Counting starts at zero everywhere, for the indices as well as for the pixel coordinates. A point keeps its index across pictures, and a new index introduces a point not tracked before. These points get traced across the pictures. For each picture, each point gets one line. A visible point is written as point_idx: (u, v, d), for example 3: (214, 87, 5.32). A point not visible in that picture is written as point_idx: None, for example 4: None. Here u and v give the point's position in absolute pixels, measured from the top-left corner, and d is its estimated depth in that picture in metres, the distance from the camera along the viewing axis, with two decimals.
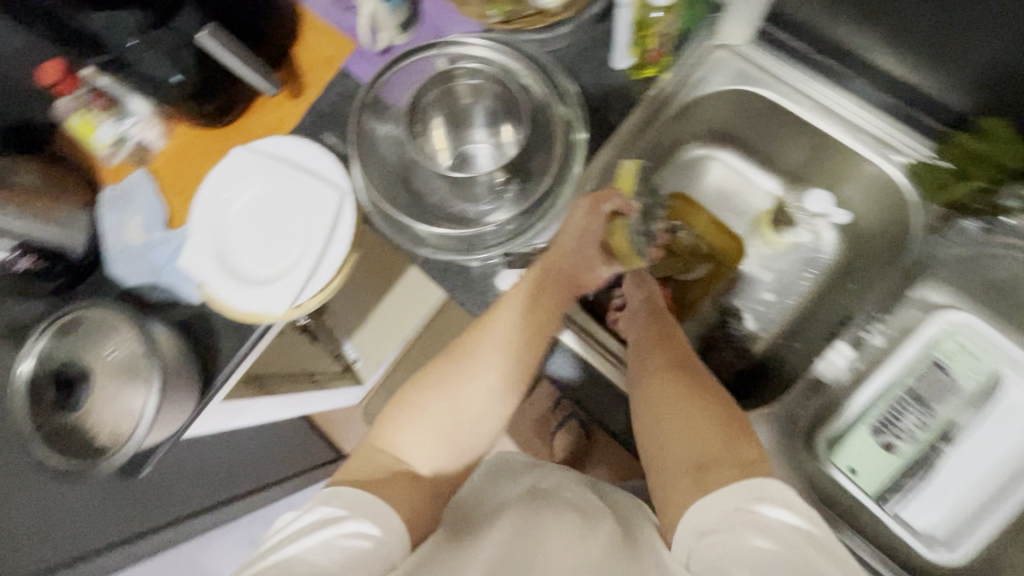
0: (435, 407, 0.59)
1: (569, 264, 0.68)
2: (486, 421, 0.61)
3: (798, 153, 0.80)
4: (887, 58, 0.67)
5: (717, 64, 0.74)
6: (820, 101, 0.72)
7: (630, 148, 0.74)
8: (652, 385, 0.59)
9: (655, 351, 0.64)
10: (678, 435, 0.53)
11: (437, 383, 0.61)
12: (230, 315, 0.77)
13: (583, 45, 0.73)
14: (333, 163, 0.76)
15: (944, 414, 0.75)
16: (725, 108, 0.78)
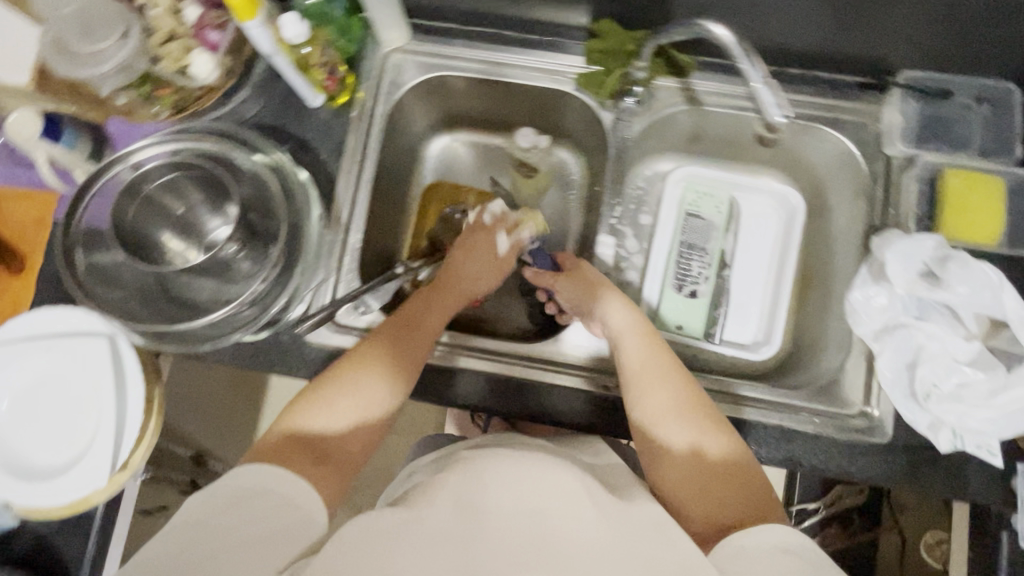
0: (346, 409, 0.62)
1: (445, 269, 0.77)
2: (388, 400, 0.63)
3: (504, 107, 0.89)
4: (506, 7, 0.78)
5: (391, 67, 0.82)
6: (490, 59, 0.82)
7: (362, 169, 0.79)
8: (665, 417, 0.60)
9: (660, 375, 0.63)
10: (697, 476, 0.56)
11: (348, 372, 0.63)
12: (51, 516, 0.69)
13: (275, 101, 0.78)
14: (81, 315, 0.71)
15: (714, 247, 0.90)
16: (424, 100, 0.87)
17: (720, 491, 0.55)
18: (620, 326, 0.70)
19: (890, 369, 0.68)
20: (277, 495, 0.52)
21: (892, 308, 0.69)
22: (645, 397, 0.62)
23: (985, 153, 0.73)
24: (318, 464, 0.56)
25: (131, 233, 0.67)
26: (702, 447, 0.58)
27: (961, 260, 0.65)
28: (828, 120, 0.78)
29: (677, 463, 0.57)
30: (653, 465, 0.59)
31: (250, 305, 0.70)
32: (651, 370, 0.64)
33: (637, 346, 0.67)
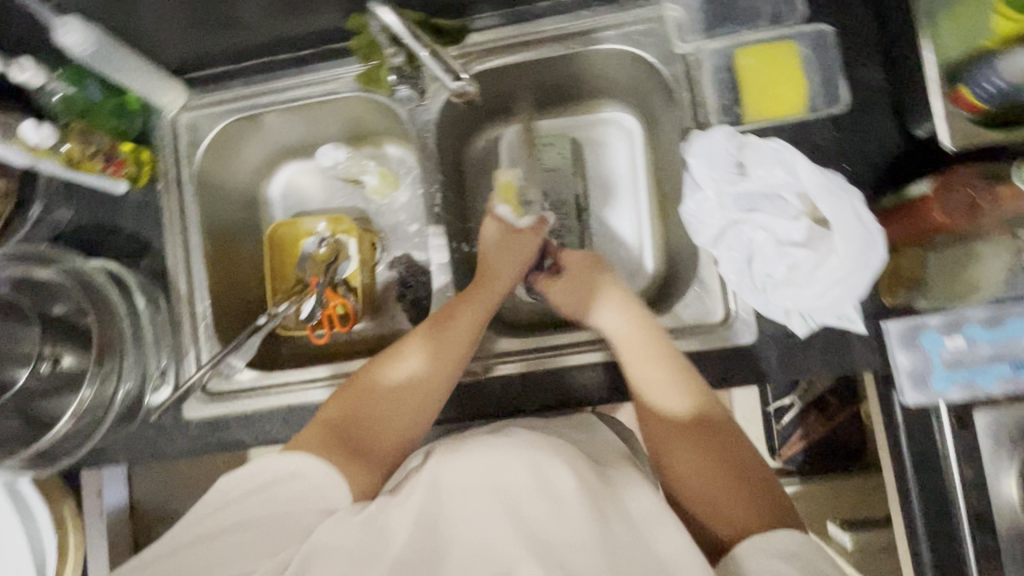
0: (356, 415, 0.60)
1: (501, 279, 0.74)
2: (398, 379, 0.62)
3: (317, 127, 0.87)
4: (261, 36, 0.76)
5: (183, 130, 0.80)
6: (278, 88, 0.80)
7: (190, 238, 0.79)
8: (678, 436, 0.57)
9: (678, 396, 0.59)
10: (707, 480, 0.54)
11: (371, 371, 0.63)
12: None
13: (84, 200, 0.78)
14: None
15: (568, 196, 0.88)
16: (235, 148, 0.85)
17: (730, 491, 0.53)
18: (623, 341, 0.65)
19: (732, 271, 0.66)
20: (310, 481, 0.52)
21: (719, 211, 0.68)
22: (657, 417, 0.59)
23: (776, 19, 0.70)
24: (351, 454, 0.56)
25: None
26: (715, 456, 0.55)
27: (753, 141, 0.64)
28: (614, 37, 0.75)
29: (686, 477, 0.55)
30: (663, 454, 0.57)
31: (91, 406, 0.67)
32: (671, 394, 0.59)
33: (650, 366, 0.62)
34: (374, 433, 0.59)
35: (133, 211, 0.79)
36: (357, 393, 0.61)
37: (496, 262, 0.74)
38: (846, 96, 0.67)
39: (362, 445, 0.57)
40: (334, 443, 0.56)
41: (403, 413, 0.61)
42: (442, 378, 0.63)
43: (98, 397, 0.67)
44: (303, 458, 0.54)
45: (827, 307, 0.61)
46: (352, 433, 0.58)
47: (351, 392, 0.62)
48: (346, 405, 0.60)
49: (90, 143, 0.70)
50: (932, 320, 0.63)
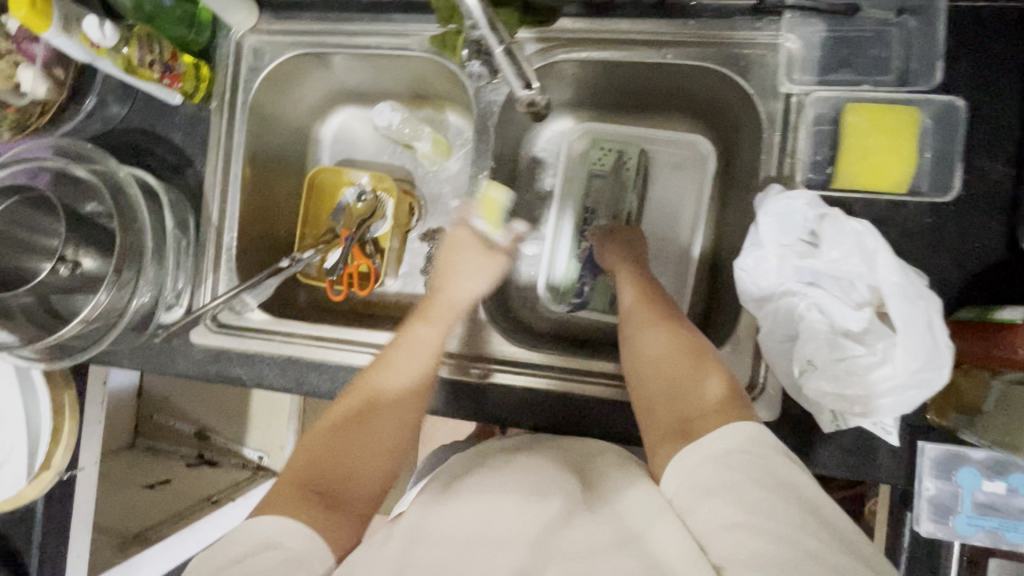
0: (322, 458, 0.56)
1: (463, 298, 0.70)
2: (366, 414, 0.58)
3: (381, 79, 0.84)
4: None
5: (248, 54, 0.78)
6: (351, 30, 0.76)
7: (232, 165, 0.78)
8: (651, 363, 0.58)
9: (659, 331, 0.61)
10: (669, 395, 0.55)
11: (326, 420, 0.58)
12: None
13: (140, 103, 0.78)
14: None
15: (620, 211, 0.83)
16: (295, 82, 0.83)
17: (692, 412, 0.53)
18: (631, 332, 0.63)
19: (773, 344, 0.61)
20: (289, 548, 0.48)
21: (775, 277, 0.61)
22: (638, 351, 0.60)
23: (904, 79, 0.62)
24: (326, 506, 0.52)
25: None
26: (684, 377, 0.56)
27: (835, 218, 0.56)
28: (717, 56, 0.67)
29: (651, 405, 0.56)
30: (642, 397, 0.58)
31: (108, 309, 0.66)
32: (653, 329, 0.61)
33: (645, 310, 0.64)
34: (346, 483, 0.55)
35: (184, 125, 0.78)
36: (326, 427, 0.58)
37: (458, 271, 0.72)
38: (956, 186, 0.59)
39: (337, 493, 0.54)
40: (313, 494, 0.53)
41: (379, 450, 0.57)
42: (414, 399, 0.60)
43: (112, 303, 0.65)
44: (283, 521, 0.50)
45: (865, 414, 0.56)
46: (323, 480, 0.54)
47: (320, 429, 0.58)
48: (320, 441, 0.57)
49: (151, 51, 0.67)
50: (975, 454, 0.58)
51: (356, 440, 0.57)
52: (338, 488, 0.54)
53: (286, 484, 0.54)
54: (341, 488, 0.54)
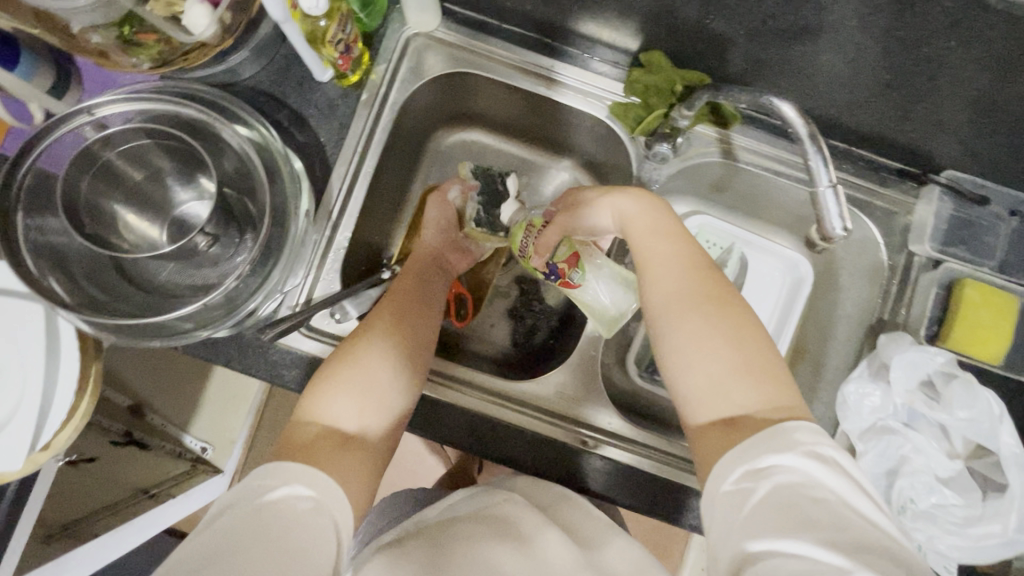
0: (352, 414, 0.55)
1: (429, 246, 0.78)
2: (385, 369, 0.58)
3: (526, 116, 0.82)
4: (544, 14, 0.70)
5: (413, 56, 0.74)
6: (529, 66, 0.75)
7: (362, 161, 0.72)
8: (718, 416, 0.50)
9: (721, 342, 0.52)
10: (712, 382, 0.51)
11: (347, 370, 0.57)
12: None
13: (279, 65, 0.70)
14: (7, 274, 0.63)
15: None
16: (441, 93, 0.79)
17: (748, 398, 0.49)
18: (686, 333, 0.53)
19: (870, 473, 0.66)
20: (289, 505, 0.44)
21: (883, 411, 0.67)
22: (692, 368, 0.52)
23: (1005, 267, 0.72)
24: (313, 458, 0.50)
25: (86, 210, 0.56)
26: (751, 408, 0.49)
27: (965, 382, 0.64)
28: (861, 201, 0.74)
29: (709, 445, 0.49)
30: (687, 374, 0.52)
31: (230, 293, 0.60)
32: (716, 335, 0.52)
33: (688, 303, 0.54)
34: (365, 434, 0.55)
35: (321, 104, 0.71)
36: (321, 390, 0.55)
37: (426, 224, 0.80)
38: None
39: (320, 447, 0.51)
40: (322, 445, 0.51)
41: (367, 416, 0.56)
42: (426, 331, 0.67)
43: (236, 288, 0.60)
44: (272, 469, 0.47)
45: (946, 555, 0.63)
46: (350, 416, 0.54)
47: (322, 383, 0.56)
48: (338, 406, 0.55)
49: (343, 30, 0.62)
50: None
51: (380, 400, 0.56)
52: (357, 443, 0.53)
53: (308, 433, 0.52)
54: (353, 453, 0.52)
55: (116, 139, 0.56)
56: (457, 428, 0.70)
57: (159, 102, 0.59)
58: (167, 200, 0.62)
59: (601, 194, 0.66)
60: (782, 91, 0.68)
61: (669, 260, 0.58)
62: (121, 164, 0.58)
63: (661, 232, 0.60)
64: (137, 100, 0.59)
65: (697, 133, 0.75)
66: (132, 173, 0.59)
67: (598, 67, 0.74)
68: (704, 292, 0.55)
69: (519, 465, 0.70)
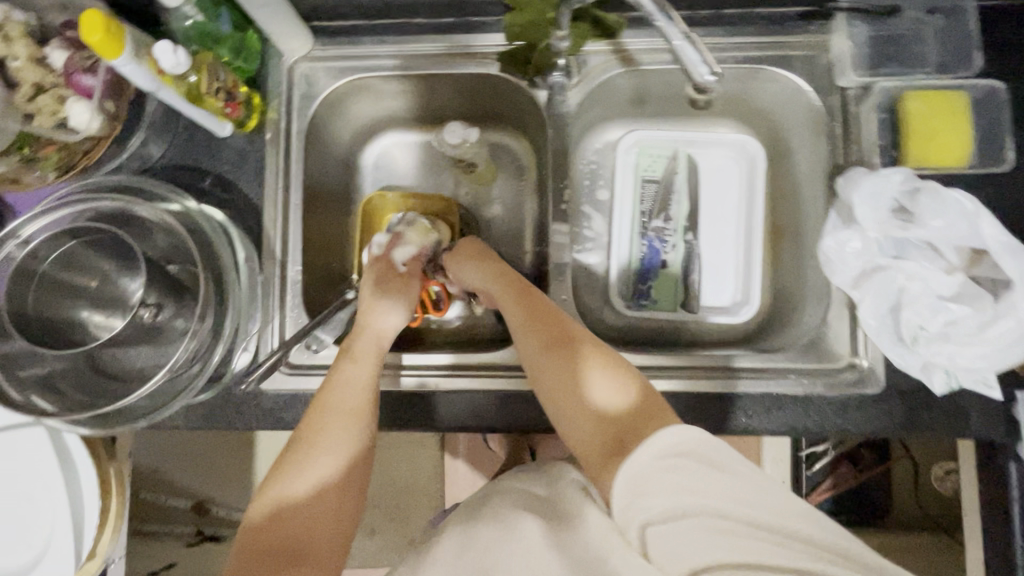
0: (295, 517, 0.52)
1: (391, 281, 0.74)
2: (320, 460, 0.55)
3: (432, 101, 0.83)
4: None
5: (299, 82, 0.75)
6: (410, 52, 0.75)
7: (287, 196, 0.73)
8: (597, 444, 0.53)
9: (615, 407, 0.54)
10: (596, 421, 0.54)
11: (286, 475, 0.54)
12: None
13: (183, 137, 0.72)
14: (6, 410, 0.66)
15: (678, 215, 0.85)
16: (342, 109, 0.80)
17: (633, 429, 0.52)
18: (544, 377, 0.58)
19: (874, 316, 0.64)
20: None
21: (866, 251, 0.65)
22: (568, 422, 0.55)
23: (945, 68, 0.68)
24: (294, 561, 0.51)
25: (43, 318, 0.60)
26: (627, 430, 0.52)
27: (930, 190, 0.62)
28: (775, 58, 0.72)
29: (600, 470, 0.52)
30: (571, 426, 0.55)
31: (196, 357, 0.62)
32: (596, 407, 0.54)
33: (564, 363, 0.57)
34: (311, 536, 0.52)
35: (232, 158, 0.73)
36: (291, 470, 0.54)
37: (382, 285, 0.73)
38: (1010, 157, 0.65)
39: (305, 551, 0.52)
40: (266, 552, 0.51)
41: (345, 486, 0.55)
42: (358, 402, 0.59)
43: (192, 355, 0.62)
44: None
45: (980, 372, 0.60)
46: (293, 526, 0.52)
47: (279, 475, 0.54)
48: (306, 490, 0.54)
49: (217, 78, 0.64)
50: None
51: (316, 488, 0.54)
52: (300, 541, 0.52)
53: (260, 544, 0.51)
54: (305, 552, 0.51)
55: (45, 251, 0.61)
56: (460, 412, 0.70)
57: (82, 204, 0.62)
58: (122, 293, 0.63)
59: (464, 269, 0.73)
60: None
61: (530, 309, 0.63)
62: (65, 269, 0.62)
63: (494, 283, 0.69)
64: (60, 209, 0.62)
65: (592, 50, 0.74)
66: (87, 280, 0.63)
67: (472, 30, 0.74)
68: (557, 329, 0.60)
69: (533, 428, 0.70)
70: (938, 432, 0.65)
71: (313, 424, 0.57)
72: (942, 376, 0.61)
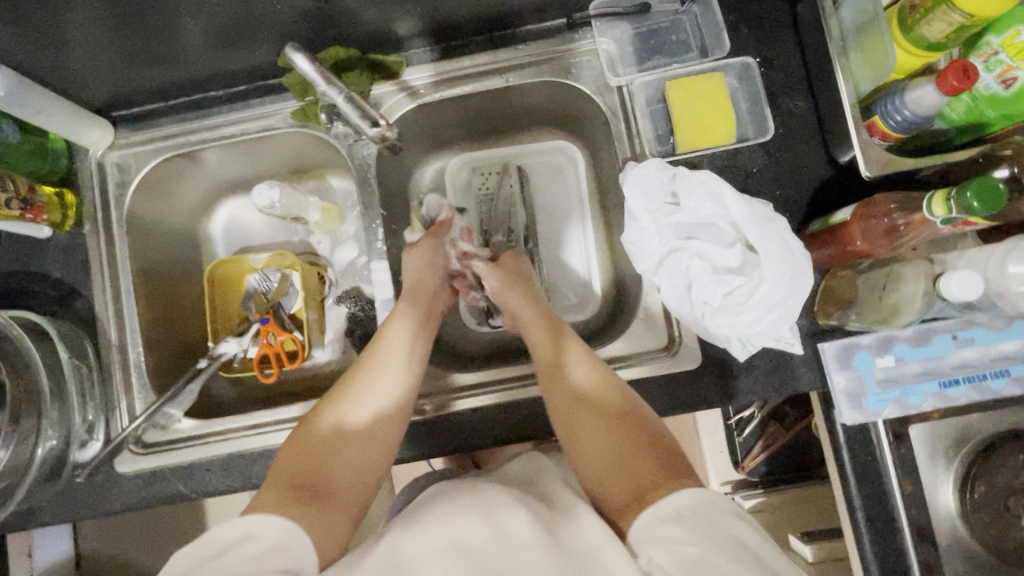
0: (320, 473, 0.58)
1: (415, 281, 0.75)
2: (362, 423, 0.62)
3: (257, 162, 0.86)
4: (185, 77, 0.74)
5: (110, 172, 0.77)
6: (212, 123, 0.78)
7: (116, 282, 0.76)
8: (616, 484, 0.56)
9: (636, 433, 0.59)
10: (615, 445, 0.58)
11: (328, 429, 0.61)
12: None
13: (7, 245, 0.75)
14: None
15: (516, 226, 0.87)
16: (167, 187, 0.82)
17: (651, 472, 0.56)
18: (579, 390, 0.63)
19: (672, 299, 0.67)
20: (267, 538, 0.50)
21: (654, 238, 0.68)
22: (591, 460, 0.58)
23: (703, 52, 0.72)
24: (318, 503, 0.55)
25: None
26: (651, 475, 0.56)
27: (683, 173, 0.65)
28: (550, 70, 0.75)
29: (618, 510, 0.54)
30: (588, 443, 0.59)
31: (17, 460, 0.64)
32: (621, 425, 0.60)
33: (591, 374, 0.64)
34: (335, 489, 0.58)
35: (56, 256, 0.75)
36: (344, 409, 0.62)
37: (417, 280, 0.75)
38: (772, 125, 0.69)
39: (328, 490, 0.57)
40: (297, 484, 0.56)
41: (373, 458, 0.61)
42: (398, 383, 0.65)
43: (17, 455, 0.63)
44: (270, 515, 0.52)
45: (767, 334, 0.62)
46: (318, 481, 0.57)
47: (330, 419, 0.62)
48: (343, 450, 0.60)
49: (4, 189, 0.67)
50: (864, 340, 0.65)
51: (344, 450, 0.60)
52: (313, 496, 0.56)
53: (297, 475, 0.57)
54: (321, 507, 0.55)
55: None
56: None
57: None
58: None
59: (507, 284, 0.75)
60: (410, 21, 0.71)
61: (573, 330, 0.69)
62: None
63: (528, 292, 0.74)
64: None
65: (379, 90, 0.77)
66: None
67: (265, 93, 0.77)
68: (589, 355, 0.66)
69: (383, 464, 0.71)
70: (759, 394, 0.67)
71: (353, 389, 0.64)
72: (736, 343, 0.64)
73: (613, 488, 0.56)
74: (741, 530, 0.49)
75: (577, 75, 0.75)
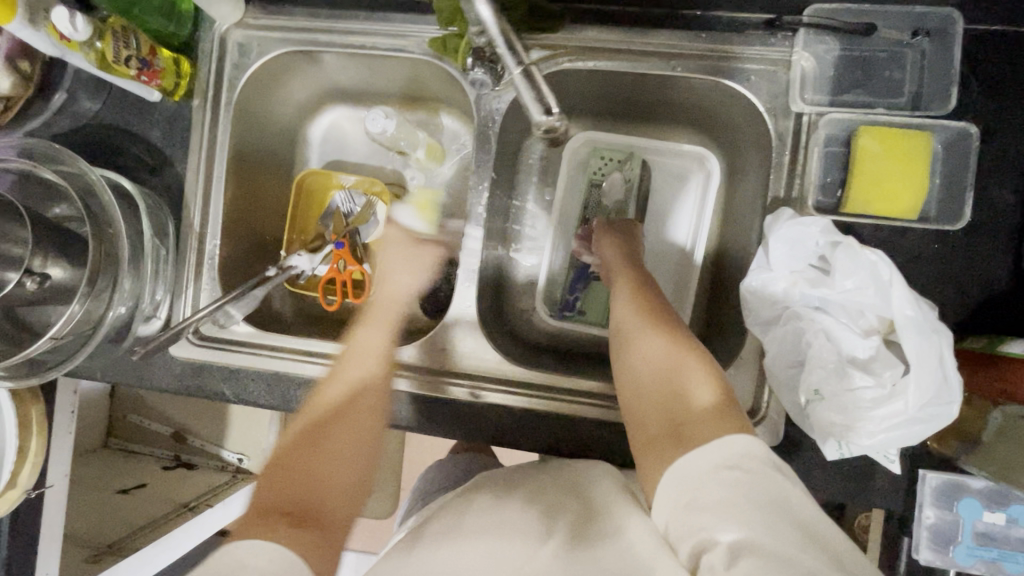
0: (316, 485, 0.50)
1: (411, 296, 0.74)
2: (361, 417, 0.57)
3: (377, 79, 0.80)
4: None
5: (230, 51, 0.73)
6: (345, 27, 0.71)
7: (210, 168, 0.73)
8: (656, 428, 0.50)
9: (696, 395, 0.50)
10: (664, 397, 0.52)
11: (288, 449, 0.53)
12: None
13: (114, 98, 0.73)
14: None
15: None
16: (281, 80, 0.78)
17: (697, 422, 0.48)
18: (641, 344, 0.57)
19: (779, 371, 0.59)
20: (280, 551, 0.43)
21: (783, 300, 0.60)
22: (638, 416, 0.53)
23: (917, 102, 0.61)
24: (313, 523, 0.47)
25: None
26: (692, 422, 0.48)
27: (850, 245, 0.56)
28: (727, 71, 0.64)
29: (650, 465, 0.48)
30: (639, 394, 0.54)
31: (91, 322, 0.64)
32: (686, 389, 0.51)
33: (659, 322, 0.58)
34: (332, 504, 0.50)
35: (159, 124, 0.73)
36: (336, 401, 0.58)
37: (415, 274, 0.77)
38: (966, 215, 0.58)
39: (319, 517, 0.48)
40: (292, 496, 0.48)
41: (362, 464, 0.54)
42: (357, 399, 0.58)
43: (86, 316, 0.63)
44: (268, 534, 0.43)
45: (870, 447, 0.56)
46: (314, 493, 0.49)
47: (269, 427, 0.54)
48: (339, 450, 0.53)
49: (128, 45, 0.64)
50: (973, 483, 0.58)
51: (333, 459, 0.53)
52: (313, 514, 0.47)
53: (286, 496, 0.48)
54: (319, 526, 0.47)
55: None
56: None
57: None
58: None
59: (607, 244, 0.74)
60: None
61: (654, 290, 0.64)
62: None
63: (621, 250, 0.71)
64: None
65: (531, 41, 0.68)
66: None
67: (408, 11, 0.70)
68: (662, 311, 0.60)
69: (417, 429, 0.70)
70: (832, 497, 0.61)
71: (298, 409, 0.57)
72: (833, 445, 0.57)
73: (650, 445, 0.50)
74: (794, 505, 0.42)
75: (757, 86, 0.64)
